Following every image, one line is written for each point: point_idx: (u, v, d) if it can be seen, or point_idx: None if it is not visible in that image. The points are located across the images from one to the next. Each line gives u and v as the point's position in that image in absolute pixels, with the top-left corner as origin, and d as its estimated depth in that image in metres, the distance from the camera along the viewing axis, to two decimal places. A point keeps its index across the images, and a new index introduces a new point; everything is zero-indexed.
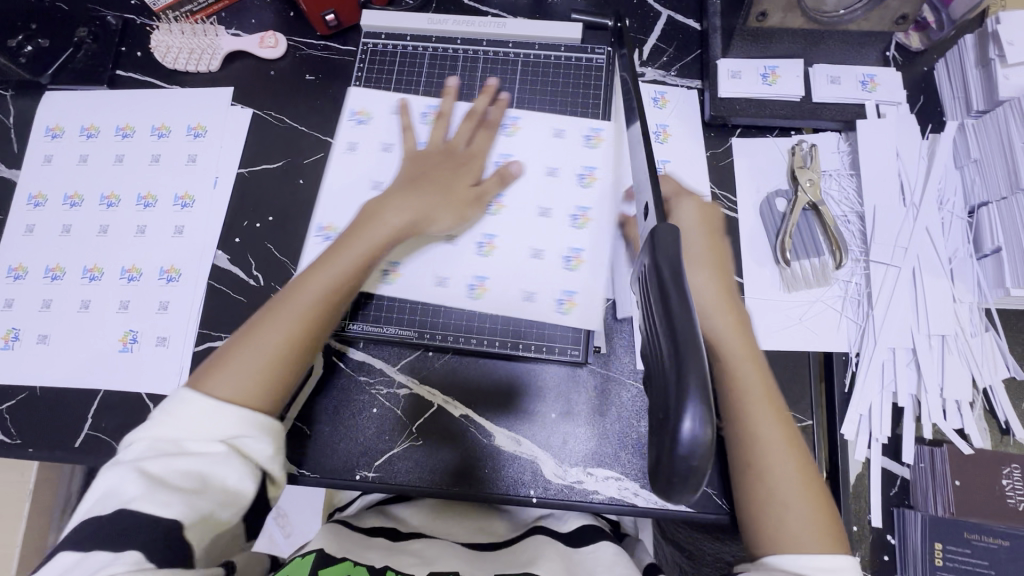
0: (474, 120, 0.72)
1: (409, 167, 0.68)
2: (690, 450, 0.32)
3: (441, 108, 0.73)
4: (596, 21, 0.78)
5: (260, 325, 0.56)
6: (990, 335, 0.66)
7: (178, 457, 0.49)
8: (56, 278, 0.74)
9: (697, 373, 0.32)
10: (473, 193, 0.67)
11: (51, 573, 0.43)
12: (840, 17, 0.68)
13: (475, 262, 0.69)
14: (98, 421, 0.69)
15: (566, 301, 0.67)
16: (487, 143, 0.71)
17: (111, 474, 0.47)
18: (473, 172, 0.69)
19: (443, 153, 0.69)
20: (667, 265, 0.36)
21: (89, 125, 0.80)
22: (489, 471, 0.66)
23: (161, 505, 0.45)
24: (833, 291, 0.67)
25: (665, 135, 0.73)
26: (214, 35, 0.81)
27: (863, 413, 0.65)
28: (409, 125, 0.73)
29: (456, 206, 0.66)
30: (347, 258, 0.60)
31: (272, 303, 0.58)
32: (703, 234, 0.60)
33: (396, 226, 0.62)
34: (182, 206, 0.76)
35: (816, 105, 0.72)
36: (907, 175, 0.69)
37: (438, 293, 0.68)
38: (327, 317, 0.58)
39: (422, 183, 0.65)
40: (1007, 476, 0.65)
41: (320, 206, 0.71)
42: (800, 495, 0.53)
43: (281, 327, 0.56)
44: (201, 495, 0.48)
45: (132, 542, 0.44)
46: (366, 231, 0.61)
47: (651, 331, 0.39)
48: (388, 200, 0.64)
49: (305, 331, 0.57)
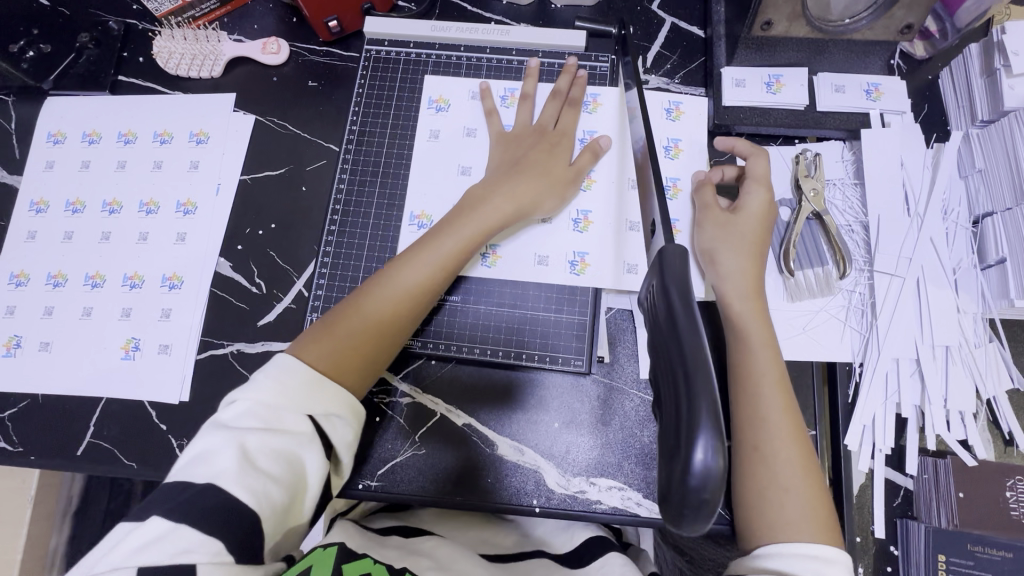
0: (560, 100, 0.73)
1: (502, 150, 0.71)
2: (702, 483, 0.30)
3: (524, 91, 0.74)
4: (600, 28, 0.77)
5: (364, 304, 0.61)
6: (994, 346, 0.66)
7: (275, 435, 0.51)
8: (59, 285, 0.74)
9: (710, 399, 0.31)
10: (570, 173, 0.69)
11: (140, 539, 0.45)
12: (845, 26, 0.68)
13: (573, 238, 0.71)
14: (100, 429, 0.69)
15: (578, 262, 0.70)
16: (575, 120, 0.72)
17: (210, 439, 0.50)
18: (566, 151, 0.70)
19: (534, 132, 0.71)
20: (677, 288, 0.36)
21: (91, 131, 0.80)
22: (493, 481, 0.66)
23: (248, 489, 0.48)
24: (837, 301, 0.67)
25: (676, 150, 0.72)
26: (216, 41, 0.80)
27: (867, 424, 0.66)
28: (493, 108, 0.74)
29: (556, 187, 0.68)
30: (450, 245, 0.63)
31: (376, 282, 0.62)
32: (760, 223, 0.63)
33: (499, 214, 0.65)
34: (185, 213, 0.76)
35: (821, 114, 0.72)
36: (911, 185, 0.69)
37: (539, 271, 0.70)
38: (422, 299, 0.62)
39: (521, 168, 0.68)
40: (1012, 487, 0.65)
41: (412, 193, 0.74)
42: (802, 480, 0.54)
43: (383, 309, 0.61)
44: (279, 485, 0.50)
45: (215, 527, 0.46)
46: (469, 221, 0.65)
47: (657, 356, 0.38)
48: (487, 190, 0.67)
49: (402, 314, 0.61)
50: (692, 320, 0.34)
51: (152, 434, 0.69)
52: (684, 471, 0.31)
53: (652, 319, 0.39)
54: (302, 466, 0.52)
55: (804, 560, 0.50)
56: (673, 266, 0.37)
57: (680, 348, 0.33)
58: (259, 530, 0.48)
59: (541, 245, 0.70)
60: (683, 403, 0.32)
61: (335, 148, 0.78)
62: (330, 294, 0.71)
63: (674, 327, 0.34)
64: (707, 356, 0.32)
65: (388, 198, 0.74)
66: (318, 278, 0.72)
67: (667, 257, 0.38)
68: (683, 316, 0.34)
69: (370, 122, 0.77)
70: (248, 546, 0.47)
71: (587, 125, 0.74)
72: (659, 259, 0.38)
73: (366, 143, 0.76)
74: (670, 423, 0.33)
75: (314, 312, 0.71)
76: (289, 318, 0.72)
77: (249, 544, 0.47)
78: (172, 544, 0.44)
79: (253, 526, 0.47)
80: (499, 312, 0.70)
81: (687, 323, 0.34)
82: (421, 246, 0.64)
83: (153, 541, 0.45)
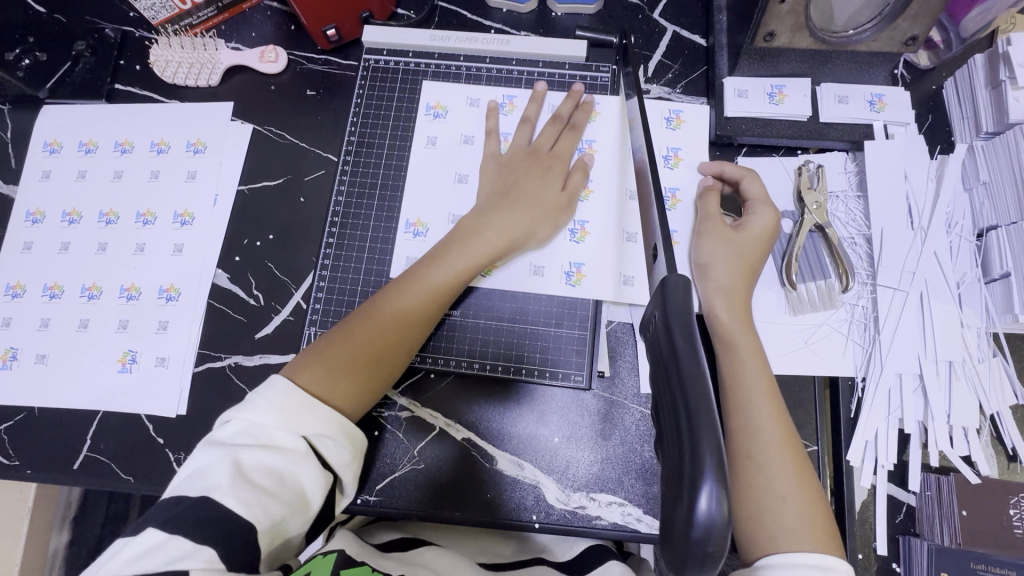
0: (560, 123, 0.73)
1: (496, 173, 0.71)
2: (707, 531, 0.31)
3: (527, 113, 0.74)
4: (601, 37, 0.77)
5: (358, 329, 0.61)
6: (998, 361, 0.66)
7: (267, 451, 0.51)
8: (55, 297, 0.73)
9: (713, 444, 0.32)
10: (565, 197, 0.69)
11: (131, 552, 0.44)
12: (848, 37, 0.67)
13: (570, 248, 0.70)
14: (97, 442, 0.69)
15: (575, 272, 0.69)
16: (573, 142, 0.71)
17: (207, 454, 0.50)
18: (563, 176, 0.70)
19: (529, 155, 0.71)
20: (679, 320, 0.37)
21: (87, 140, 0.79)
22: (492, 496, 0.65)
23: (241, 501, 0.48)
24: (839, 314, 0.67)
25: (676, 158, 0.71)
26: (214, 49, 0.79)
27: (869, 439, 0.65)
28: (494, 127, 0.73)
29: (552, 212, 0.68)
30: (445, 270, 0.64)
31: (371, 306, 0.63)
32: (758, 246, 0.62)
33: (496, 240, 0.65)
34: (182, 224, 0.75)
35: (823, 125, 0.71)
36: (915, 199, 0.68)
37: (534, 282, 0.69)
38: (413, 326, 0.62)
39: (515, 193, 0.68)
40: (1015, 505, 0.64)
41: (408, 201, 0.73)
42: (795, 489, 0.53)
43: (377, 332, 0.61)
44: (275, 500, 0.50)
45: (210, 537, 0.45)
46: (465, 246, 0.65)
47: (659, 395, 0.38)
48: (483, 214, 0.67)
49: (397, 339, 0.62)
50: (695, 362, 0.35)
51: (148, 448, 0.69)
52: (689, 518, 0.31)
53: (653, 356, 0.40)
54: (299, 484, 0.52)
55: (804, 568, 0.49)
56: (675, 304, 0.38)
57: (684, 391, 0.34)
58: (255, 541, 0.48)
59: (535, 257, 0.70)
60: (687, 447, 0.32)
61: (332, 158, 0.77)
62: (328, 308, 0.71)
63: (677, 370, 0.35)
64: (711, 400, 0.33)
65: (386, 209, 0.73)
66: (315, 291, 0.71)
67: (670, 291, 0.39)
68: (687, 356, 0.35)
69: (369, 133, 0.76)
70: (239, 557, 0.46)
71: (586, 135, 0.74)
72: (661, 290, 0.39)
73: (365, 154, 0.75)
74: (674, 467, 0.34)
75: (311, 326, 0.70)
76: (288, 331, 0.72)
77: (243, 553, 0.46)
78: (167, 554, 0.44)
79: (247, 538, 0.47)
80: (499, 327, 0.69)
81: (690, 364, 0.34)
82: (417, 270, 0.65)
83: (146, 552, 0.45)
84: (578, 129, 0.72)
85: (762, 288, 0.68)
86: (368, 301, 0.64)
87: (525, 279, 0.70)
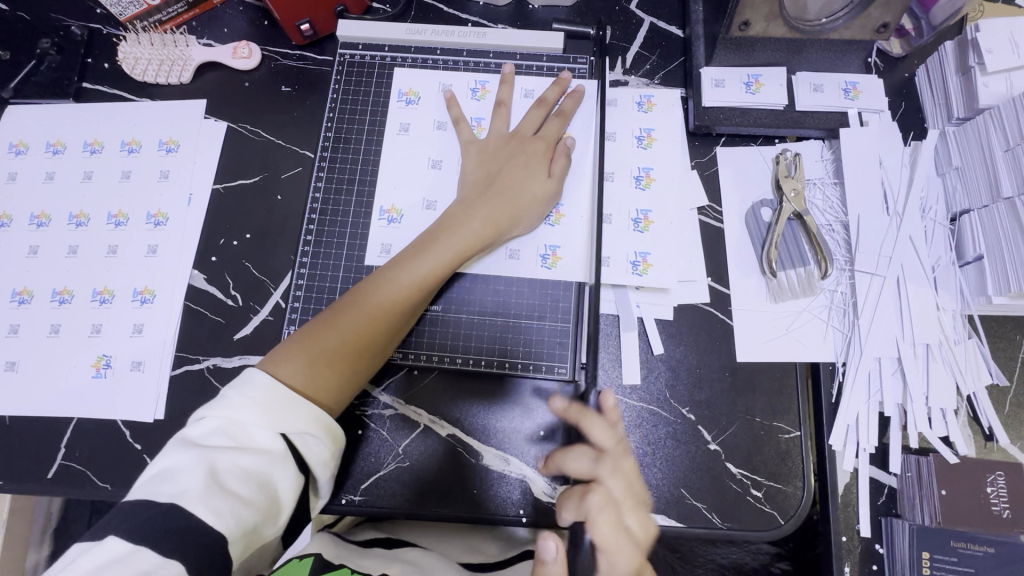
0: (546, 109, 0.72)
1: (477, 161, 0.70)
2: None
3: (500, 96, 0.73)
4: (578, 30, 0.76)
5: (336, 324, 0.60)
6: (973, 343, 0.66)
7: (246, 456, 0.50)
8: (24, 302, 0.71)
9: None
10: (552, 184, 0.68)
11: (96, 562, 0.43)
12: (822, 26, 0.68)
13: (546, 232, 0.70)
14: (71, 450, 0.67)
15: (550, 255, 0.69)
16: (559, 128, 0.71)
17: (179, 458, 0.49)
18: (550, 161, 0.70)
19: (510, 141, 0.70)
20: None
21: (55, 140, 0.77)
22: (477, 492, 0.65)
23: (213, 511, 0.47)
24: (819, 301, 0.68)
25: (649, 140, 0.73)
26: (185, 46, 0.78)
27: (851, 423, 0.66)
28: (461, 115, 0.73)
29: (537, 199, 0.68)
30: (432, 261, 0.64)
31: (348, 301, 0.62)
32: None
33: (479, 230, 0.65)
34: (155, 224, 0.74)
35: (800, 114, 0.72)
36: (890, 185, 0.69)
37: (511, 266, 0.69)
38: (394, 317, 0.62)
39: (497, 182, 0.68)
40: (992, 483, 0.65)
41: (381, 188, 0.72)
42: None
43: (356, 326, 0.60)
44: (250, 506, 0.49)
45: (176, 548, 0.45)
46: (449, 236, 0.65)
47: None
48: (466, 205, 0.67)
49: (377, 333, 0.61)
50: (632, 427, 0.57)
51: (126, 452, 0.67)
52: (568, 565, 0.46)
53: None
54: (275, 489, 0.51)
55: None
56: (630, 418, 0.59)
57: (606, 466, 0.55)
58: (227, 551, 0.47)
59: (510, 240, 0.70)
60: None
61: (310, 155, 0.76)
62: (307, 307, 0.70)
63: None
64: None
65: (365, 204, 0.72)
66: (294, 290, 0.70)
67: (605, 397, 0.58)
68: None
69: (346, 128, 0.75)
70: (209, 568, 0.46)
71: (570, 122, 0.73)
72: None
73: (341, 151, 0.74)
74: None
75: (291, 325, 0.69)
76: (267, 331, 0.70)
77: (214, 565, 0.46)
78: (136, 565, 0.43)
79: (218, 549, 0.46)
80: (481, 322, 0.69)
81: None
82: (399, 260, 0.64)
83: (111, 562, 0.44)
84: (564, 115, 0.72)
85: (743, 277, 0.69)
86: (346, 295, 0.64)
87: (501, 263, 0.69)
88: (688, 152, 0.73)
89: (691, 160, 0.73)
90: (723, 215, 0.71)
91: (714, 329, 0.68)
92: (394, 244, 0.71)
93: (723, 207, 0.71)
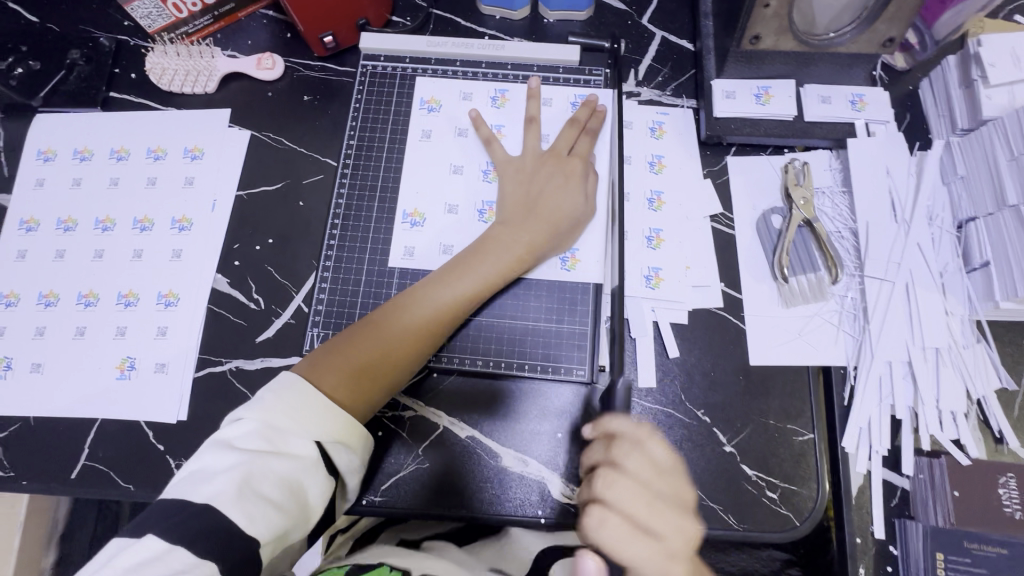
0: (577, 127, 0.74)
1: (517, 184, 0.71)
2: None
3: (530, 113, 0.75)
4: (593, 43, 0.79)
5: (390, 336, 0.62)
6: (982, 347, 0.68)
7: (277, 459, 0.50)
8: (50, 305, 0.73)
9: None
10: (586, 206, 0.70)
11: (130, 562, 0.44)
12: (830, 40, 0.70)
13: None
14: (94, 450, 0.68)
15: (570, 257, 0.71)
16: (589, 146, 0.73)
17: (215, 459, 0.50)
18: (586, 179, 0.71)
19: (548, 159, 0.72)
20: None
21: (82, 147, 0.79)
22: (496, 494, 0.66)
23: (245, 514, 0.47)
24: (830, 305, 0.69)
25: (660, 166, 0.75)
26: (209, 57, 0.80)
27: (863, 426, 0.67)
28: (490, 136, 0.74)
29: (571, 223, 0.69)
30: (472, 281, 0.65)
31: (391, 311, 0.64)
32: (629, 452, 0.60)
33: (522, 252, 0.67)
34: (180, 229, 0.75)
35: (808, 124, 0.74)
36: (898, 194, 0.71)
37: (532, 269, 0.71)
38: (432, 333, 0.64)
39: (539, 207, 0.69)
40: (1003, 485, 0.66)
41: (403, 193, 0.74)
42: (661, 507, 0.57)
43: (402, 340, 0.62)
44: (281, 513, 0.49)
45: (209, 550, 0.45)
46: (494, 256, 0.67)
47: None
48: (507, 226, 0.68)
49: (414, 345, 0.63)
50: None
51: (149, 453, 0.68)
52: None
53: None
54: (305, 495, 0.52)
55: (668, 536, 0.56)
56: None
57: None
58: (258, 555, 0.47)
59: None
60: None
61: (332, 163, 0.78)
62: (329, 312, 0.71)
63: None
64: None
65: (387, 210, 0.74)
66: (317, 293, 0.72)
67: None
68: None
69: (369, 135, 0.77)
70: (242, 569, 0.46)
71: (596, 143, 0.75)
72: None
73: (364, 158, 0.76)
74: None
75: (314, 327, 0.71)
76: (289, 334, 0.72)
77: (245, 568, 0.46)
78: (169, 566, 0.44)
79: (252, 552, 0.47)
80: (502, 326, 0.70)
81: None
82: (441, 276, 0.66)
83: (144, 563, 0.44)
84: (594, 135, 0.74)
85: (755, 282, 0.71)
86: (386, 305, 0.65)
87: None
88: (701, 161, 0.75)
89: (703, 169, 0.75)
90: (735, 222, 0.73)
91: (727, 332, 0.69)
92: (416, 246, 0.72)
93: (735, 214, 0.73)
